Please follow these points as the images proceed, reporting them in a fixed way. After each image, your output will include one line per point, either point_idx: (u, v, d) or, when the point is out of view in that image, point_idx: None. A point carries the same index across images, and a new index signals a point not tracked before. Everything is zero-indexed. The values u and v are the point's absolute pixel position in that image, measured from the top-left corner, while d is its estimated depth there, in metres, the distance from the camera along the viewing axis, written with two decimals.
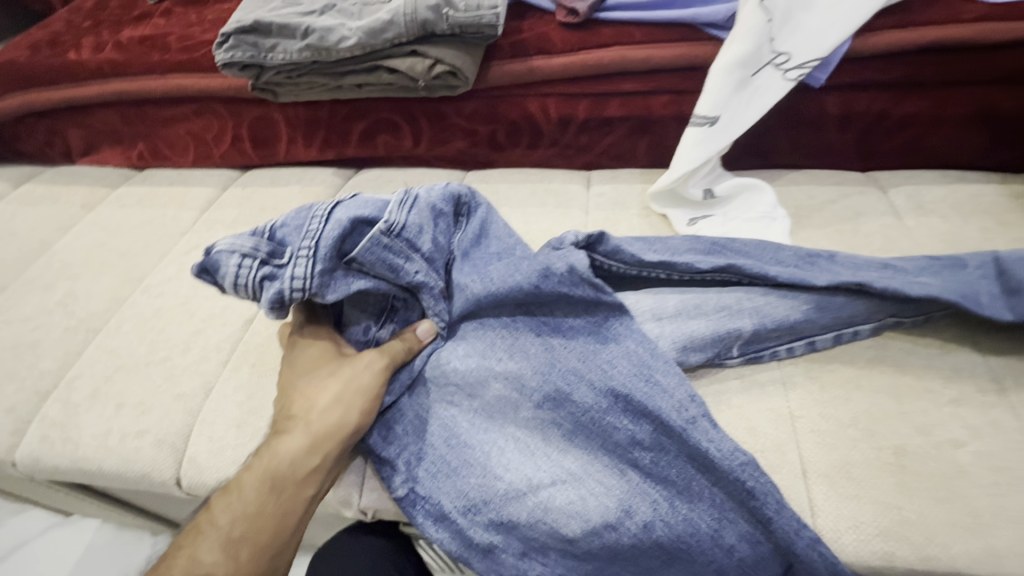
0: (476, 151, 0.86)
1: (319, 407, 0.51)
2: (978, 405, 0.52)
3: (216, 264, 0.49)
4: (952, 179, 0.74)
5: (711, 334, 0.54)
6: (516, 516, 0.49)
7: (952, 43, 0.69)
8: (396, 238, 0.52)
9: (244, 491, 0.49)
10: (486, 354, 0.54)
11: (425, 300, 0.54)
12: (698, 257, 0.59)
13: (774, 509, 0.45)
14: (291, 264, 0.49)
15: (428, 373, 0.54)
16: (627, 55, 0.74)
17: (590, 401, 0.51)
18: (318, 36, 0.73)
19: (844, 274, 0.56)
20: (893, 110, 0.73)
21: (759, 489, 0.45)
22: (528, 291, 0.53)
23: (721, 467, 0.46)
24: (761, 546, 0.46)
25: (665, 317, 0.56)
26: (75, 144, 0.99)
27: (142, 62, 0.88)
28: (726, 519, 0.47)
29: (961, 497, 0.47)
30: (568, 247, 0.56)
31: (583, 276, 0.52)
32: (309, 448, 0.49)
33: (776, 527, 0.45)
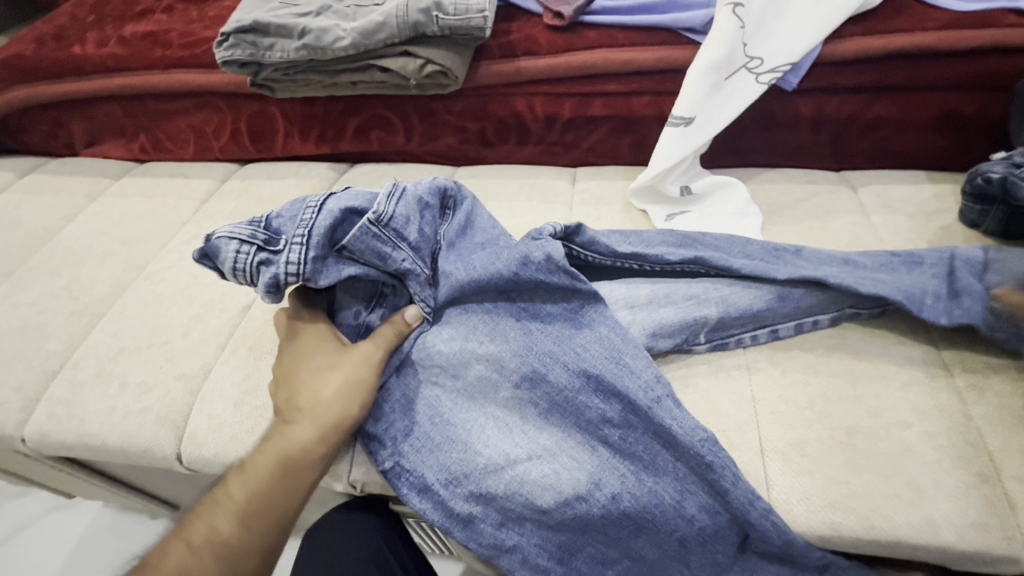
0: (467, 148, 0.90)
1: (326, 398, 0.54)
2: (927, 390, 0.56)
3: (215, 250, 0.53)
4: (918, 179, 0.78)
5: (680, 322, 0.58)
6: (494, 488, 0.52)
7: (917, 50, 0.73)
8: (384, 228, 0.56)
9: (257, 472, 0.52)
10: (469, 338, 0.57)
11: (412, 286, 0.58)
12: (669, 249, 0.63)
13: (731, 482, 0.49)
14: (286, 251, 0.53)
15: (414, 356, 0.58)
16: (610, 57, 0.78)
17: (565, 382, 0.54)
18: (314, 36, 0.76)
19: (806, 269, 0.60)
20: (863, 113, 0.77)
21: (717, 463, 0.49)
22: (508, 278, 0.56)
23: (683, 443, 0.50)
24: (719, 515, 0.50)
25: (637, 305, 0.60)
26: (79, 136, 1.02)
27: (144, 57, 0.91)
28: (688, 490, 0.51)
29: (904, 473, 0.51)
30: (547, 237, 0.59)
31: (559, 265, 0.56)
32: (319, 438, 0.52)
33: (732, 498, 0.49)
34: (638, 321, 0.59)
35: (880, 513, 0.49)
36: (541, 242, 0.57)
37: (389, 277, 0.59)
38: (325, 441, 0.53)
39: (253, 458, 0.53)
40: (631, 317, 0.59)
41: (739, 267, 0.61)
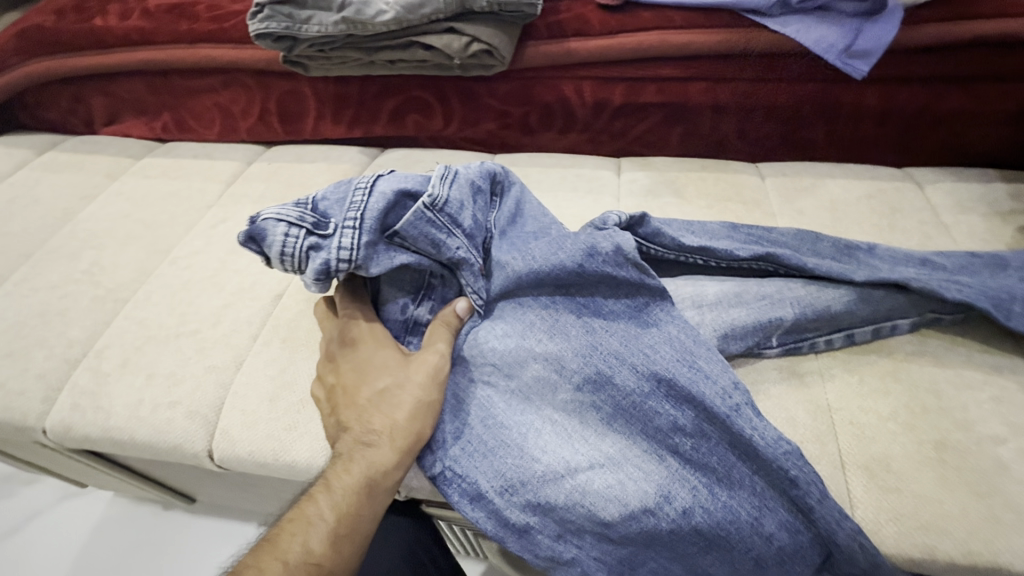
0: (506, 133, 0.85)
1: (400, 411, 0.50)
2: (1021, 403, 0.51)
3: (262, 232, 0.49)
4: (991, 177, 0.73)
5: (753, 323, 0.54)
6: (553, 498, 0.48)
7: (999, 38, 0.68)
8: (439, 213, 0.52)
9: (335, 494, 0.47)
10: (525, 334, 0.53)
11: (464, 277, 0.54)
12: (736, 245, 0.59)
13: (817, 499, 0.45)
14: (337, 235, 0.49)
15: (467, 352, 0.54)
16: (667, 39, 0.73)
17: (631, 384, 0.50)
18: (354, 10, 0.72)
19: (883, 270, 0.57)
20: (935, 106, 0.72)
21: (802, 478, 0.45)
22: (572, 270, 0.53)
23: (764, 455, 0.46)
24: (800, 535, 0.46)
25: (704, 303, 0.56)
26: (99, 113, 0.98)
27: (170, 31, 0.87)
28: (766, 507, 0.47)
29: (1002, 493, 0.46)
30: (612, 227, 0.55)
31: (629, 257, 0.52)
32: (398, 462, 0.48)
33: (818, 516, 0.45)
34: (707, 321, 0.54)
35: (979, 537, 0.45)
36: (608, 232, 0.54)
37: (440, 268, 0.55)
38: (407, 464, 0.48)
39: (326, 485, 0.47)
40: (700, 315, 0.55)
41: (809, 266, 0.57)
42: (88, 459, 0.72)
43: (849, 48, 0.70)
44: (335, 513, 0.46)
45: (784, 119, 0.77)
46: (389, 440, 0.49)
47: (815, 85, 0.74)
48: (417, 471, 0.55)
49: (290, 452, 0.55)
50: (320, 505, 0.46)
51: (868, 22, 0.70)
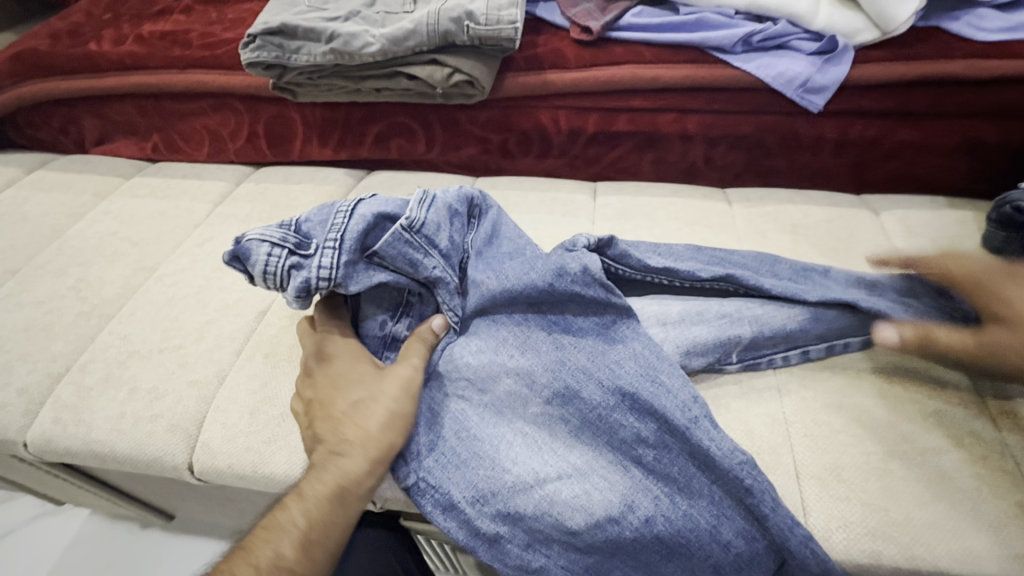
0: (487, 158, 0.89)
1: (375, 423, 0.52)
2: (961, 417, 0.55)
3: (245, 251, 0.51)
4: (940, 205, 0.78)
5: (713, 340, 0.58)
6: (523, 507, 0.50)
7: (941, 78, 0.74)
8: (416, 234, 0.55)
9: (310, 503, 0.48)
10: (498, 350, 0.56)
11: (441, 295, 0.57)
12: (699, 266, 0.62)
13: (770, 507, 0.48)
14: (318, 255, 0.52)
15: (442, 366, 0.56)
16: (638, 72, 0.78)
17: (597, 398, 0.53)
18: (342, 41, 0.76)
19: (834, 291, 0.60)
20: (885, 138, 0.78)
21: (756, 487, 0.48)
22: (542, 288, 0.55)
23: (721, 465, 0.49)
24: (756, 542, 0.49)
25: (667, 321, 0.59)
26: (90, 134, 1.00)
27: (164, 56, 0.90)
28: (724, 515, 0.49)
29: (943, 501, 0.50)
30: (581, 249, 0.58)
31: (596, 277, 0.55)
32: (371, 471, 0.50)
33: (771, 524, 0.47)
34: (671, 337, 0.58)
35: (920, 542, 0.48)
36: (576, 254, 0.57)
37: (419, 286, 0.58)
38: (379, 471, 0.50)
39: (299, 493, 0.49)
40: (666, 331, 0.58)
41: (769, 289, 0.60)
42: (63, 472, 0.72)
43: (806, 82, 0.75)
44: (308, 519, 0.48)
45: (748, 147, 0.82)
46: (363, 448, 0.51)
47: (775, 117, 0.79)
48: (392, 482, 0.56)
49: (269, 464, 0.57)
50: (294, 511, 0.48)
51: (823, 60, 0.75)
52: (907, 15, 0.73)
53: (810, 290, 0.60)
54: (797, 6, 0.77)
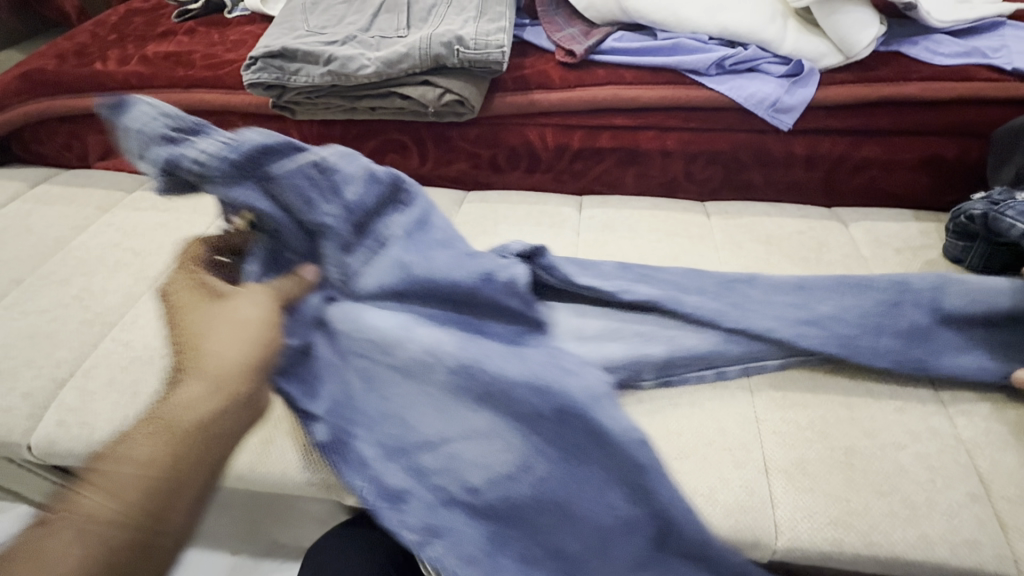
0: (477, 173, 0.93)
1: (214, 354, 0.52)
2: (919, 414, 0.59)
3: (132, 111, 0.61)
4: (905, 217, 0.83)
5: (621, 359, 0.61)
6: (426, 464, 0.55)
7: (901, 98, 0.79)
8: (324, 177, 0.62)
9: (143, 442, 0.46)
10: (408, 329, 0.59)
11: (326, 245, 0.62)
12: (624, 287, 0.66)
13: (659, 482, 0.51)
14: (196, 138, 0.60)
15: (351, 338, 0.59)
16: (619, 93, 0.83)
17: (496, 374, 0.56)
18: (339, 64, 0.80)
19: (756, 310, 0.63)
20: (852, 154, 0.83)
21: (648, 463, 0.52)
22: (468, 284, 0.61)
23: (615, 441, 0.52)
24: (638, 510, 0.52)
25: (621, 342, 0.63)
26: (94, 149, 1.04)
27: (168, 76, 0.94)
28: (608, 486, 0.53)
29: (900, 491, 0.53)
30: (511, 254, 0.66)
31: (520, 290, 0.61)
32: (208, 395, 0.49)
33: (655, 494, 0.51)
34: (616, 352, 0.61)
35: (880, 530, 0.51)
36: (508, 263, 0.62)
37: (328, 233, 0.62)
38: (215, 398, 0.49)
39: (147, 422, 0.48)
40: (613, 346, 0.62)
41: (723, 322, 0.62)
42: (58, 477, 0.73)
43: (775, 103, 0.80)
44: (143, 446, 0.45)
45: (724, 163, 0.86)
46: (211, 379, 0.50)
47: (749, 135, 0.84)
48: None
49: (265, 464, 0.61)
50: (119, 451, 0.46)
51: (791, 83, 0.80)
52: (866, 41, 0.78)
53: (779, 324, 0.61)
54: (766, 32, 0.82)
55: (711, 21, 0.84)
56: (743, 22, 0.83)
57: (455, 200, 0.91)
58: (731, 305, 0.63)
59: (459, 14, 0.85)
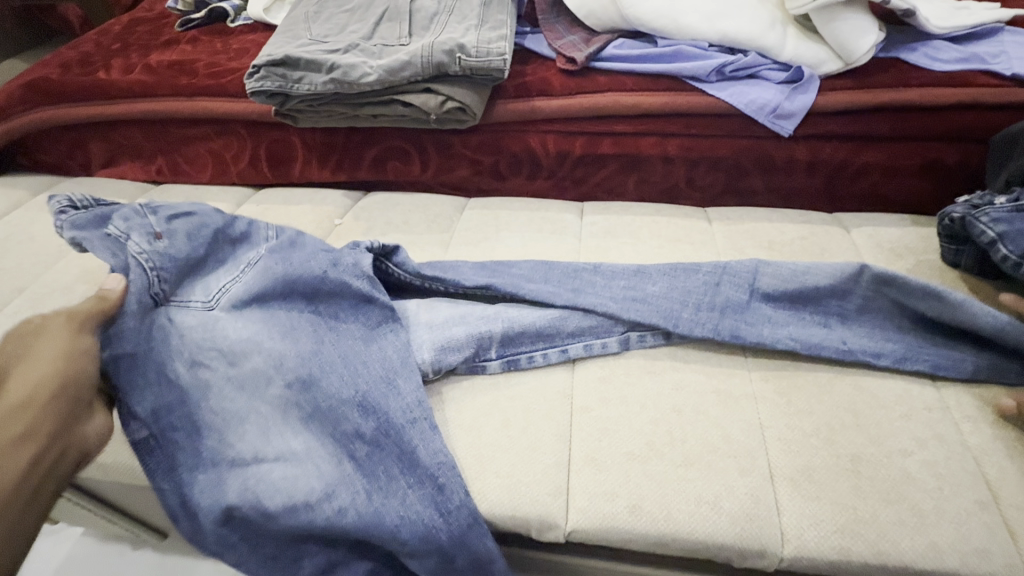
0: (479, 179, 0.94)
1: (20, 374, 0.46)
2: (925, 420, 0.58)
3: None
4: (907, 223, 0.83)
5: (466, 336, 0.64)
6: (229, 483, 0.53)
7: (901, 104, 0.79)
8: (138, 203, 0.63)
9: None
10: (262, 331, 0.60)
11: (132, 237, 0.59)
12: (466, 276, 0.71)
13: (458, 500, 0.54)
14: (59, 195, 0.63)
15: (209, 340, 0.58)
16: (620, 100, 0.83)
17: (349, 384, 0.59)
18: (342, 72, 0.81)
19: (634, 290, 0.69)
20: (853, 160, 0.83)
21: (448, 486, 0.54)
22: (317, 277, 0.64)
23: (423, 465, 0.55)
24: (431, 538, 0.53)
25: (551, 333, 0.66)
26: (96, 157, 1.04)
27: (171, 84, 0.95)
28: (408, 515, 0.53)
29: (907, 499, 0.53)
30: (361, 249, 0.68)
31: (365, 271, 0.66)
32: (4, 419, 0.44)
33: (452, 518, 0.53)
34: (513, 331, 0.65)
35: (885, 538, 0.50)
36: (352, 264, 0.66)
37: (201, 294, 0.61)
38: (13, 422, 0.44)
39: None
40: (502, 320, 0.66)
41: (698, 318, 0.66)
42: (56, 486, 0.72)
43: (776, 109, 0.80)
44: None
45: (726, 169, 0.86)
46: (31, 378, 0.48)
47: (750, 141, 0.84)
48: None
49: None
50: None
51: (791, 89, 0.81)
52: (866, 47, 0.79)
53: (744, 328, 0.64)
54: (766, 39, 0.83)
55: (711, 28, 0.84)
56: (743, 29, 0.83)
57: (457, 206, 0.91)
58: (600, 292, 0.69)
59: (461, 23, 0.86)
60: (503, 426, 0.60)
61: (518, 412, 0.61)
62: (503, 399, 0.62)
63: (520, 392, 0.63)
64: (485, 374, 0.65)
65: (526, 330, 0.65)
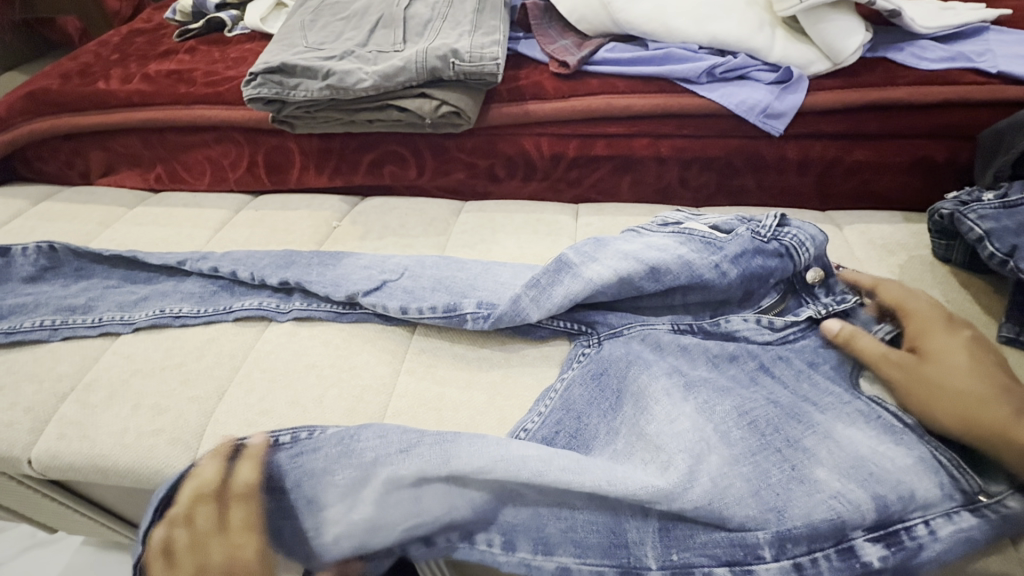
0: (475, 182, 0.94)
1: None
2: None
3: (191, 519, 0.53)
4: (898, 220, 0.83)
5: (445, 305, 0.69)
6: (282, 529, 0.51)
7: (888, 103, 0.81)
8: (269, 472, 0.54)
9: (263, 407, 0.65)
10: (544, 399, 0.62)
11: (223, 299, 0.76)
12: (592, 260, 0.67)
13: (253, 301, 0.75)
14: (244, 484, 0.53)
15: (337, 456, 0.53)
16: (612, 102, 0.85)
17: (600, 388, 0.61)
18: (337, 78, 0.82)
19: (749, 367, 0.60)
20: (845, 158, 0.84)
21: (246, 294, 0.76)
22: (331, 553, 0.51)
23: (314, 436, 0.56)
24: (261, 293, 0.76)
25: (789, 359, 0.61)
26: (95, 166, 1.04)
27: (169, 93, 0.96)
28: (228, 294, 0.76)
29: None
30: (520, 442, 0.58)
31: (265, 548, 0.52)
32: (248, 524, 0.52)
33: (250, 297, 0.76)
34: (777, 415, 0.55)
35: None
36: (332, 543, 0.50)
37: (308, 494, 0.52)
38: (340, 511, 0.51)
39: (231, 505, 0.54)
40: (578, 279, 0.66)
41: (1008, 498, 0.49)
42: (53, 489, 0.72)
43: (766, 109, 0.81)
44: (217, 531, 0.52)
45: (718, 169, 0.87)
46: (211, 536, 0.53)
47: (741, 140, 0.85)
48: None
49: None
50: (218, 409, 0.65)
51: (781, 89, 0.82)
52: (852, 47, 0.80)
53: (925, 499, 0.49)
54: (755, 41, 0.84)
55: (700, 31, 0.86)
56: (732, 31, 0.85)
57: (453, 210, 0.92)
58: (735, 377, 0.59)
59: (454, 29, 0.87)
60: (500, 425, 0.61)
61: (514, 411, 0.62)
62: (500, 398, 0.64)
63: (515, 392, 0.64)
64: (484, 373, 0.66)
65: (781, 425, 0.54)
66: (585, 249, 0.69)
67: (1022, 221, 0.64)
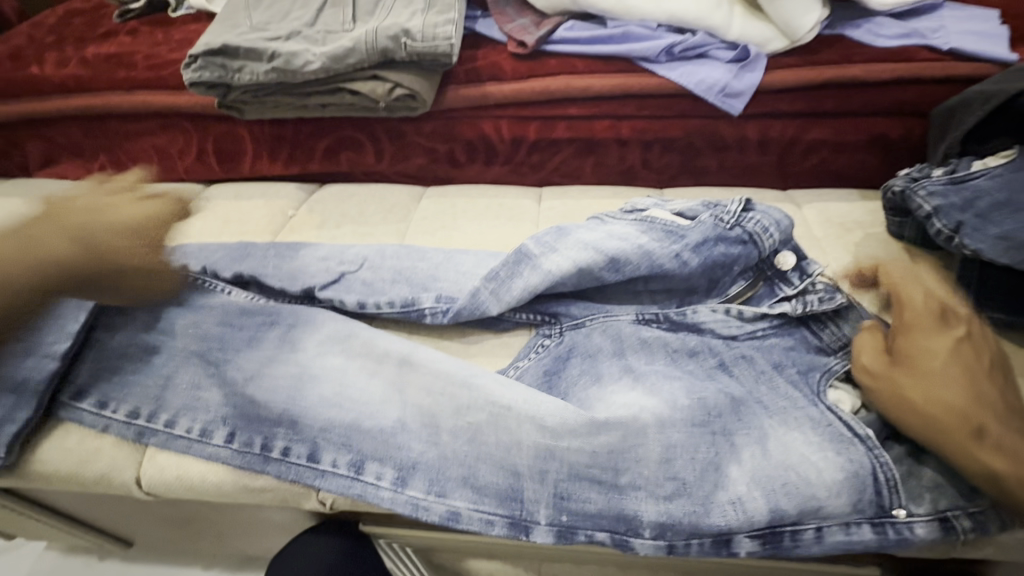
0: (436, 167, 0.92)
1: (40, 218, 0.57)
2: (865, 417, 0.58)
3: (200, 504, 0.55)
4: (855, 198, 0.84)
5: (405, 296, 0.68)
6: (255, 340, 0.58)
7: (844, 81, 0.81)
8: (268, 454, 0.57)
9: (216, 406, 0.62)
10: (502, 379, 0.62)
11: None
12: (557, 252, 0.66)
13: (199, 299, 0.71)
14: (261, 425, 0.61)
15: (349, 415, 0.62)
16: (570, 83, 0.83)
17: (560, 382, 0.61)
18: (283, 60, 0.79)
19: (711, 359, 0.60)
20: (802, 136, 0.84)
21: None
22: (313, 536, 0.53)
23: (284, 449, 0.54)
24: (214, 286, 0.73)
25: (753, 359, 0.60)
26: (36, 157, 0.99)
27: (108, 78, 0.91)
28: None
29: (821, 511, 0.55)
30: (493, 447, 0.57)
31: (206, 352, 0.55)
32: None
33: None
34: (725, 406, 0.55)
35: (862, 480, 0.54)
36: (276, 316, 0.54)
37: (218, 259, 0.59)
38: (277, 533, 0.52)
39: None
40: (541, 272, 0.65)
41: (918, 523, 0.49)
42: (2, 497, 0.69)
43: (725, 88, 0.80)
44: None
45: (679, 150, 0.87)
46: None
47: (701, 120, 0.84)
48: None
49: (219, 473, 0.58)
50: None
51: (739, 67, 0.81)
52: (809, 24, 0.80)
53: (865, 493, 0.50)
54: (713, 18, 0.83)
55: (660, 8, 0.84)
56: (690, 8, 0.83)
57: (414, 196, 0.90)
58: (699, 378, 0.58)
59: (407, 7, 0.84)
60: None
61: None
62: None
63: None
64: None
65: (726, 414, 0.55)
66: (550, 238, 0.68)
67: (968, 197, 0.65)
